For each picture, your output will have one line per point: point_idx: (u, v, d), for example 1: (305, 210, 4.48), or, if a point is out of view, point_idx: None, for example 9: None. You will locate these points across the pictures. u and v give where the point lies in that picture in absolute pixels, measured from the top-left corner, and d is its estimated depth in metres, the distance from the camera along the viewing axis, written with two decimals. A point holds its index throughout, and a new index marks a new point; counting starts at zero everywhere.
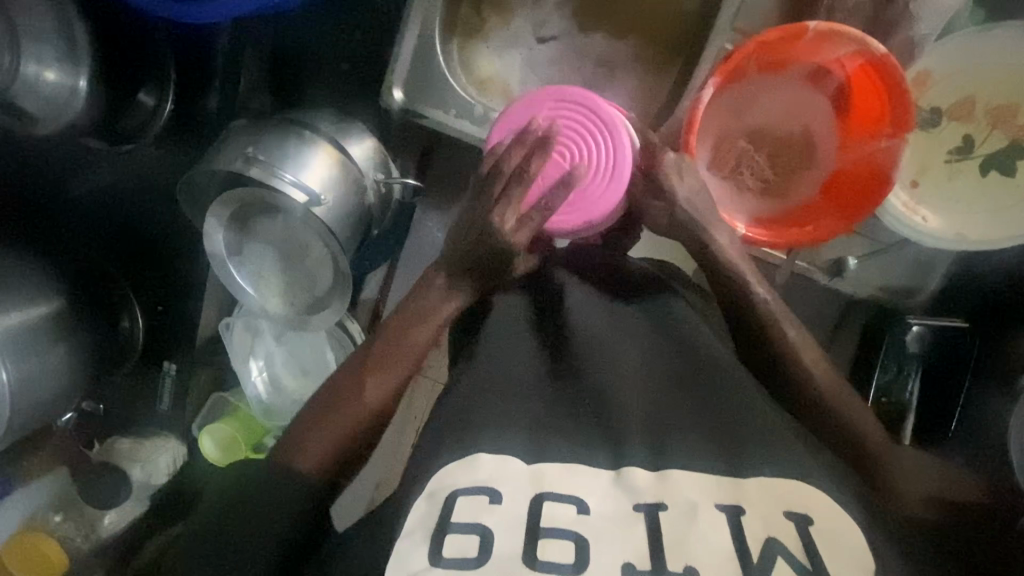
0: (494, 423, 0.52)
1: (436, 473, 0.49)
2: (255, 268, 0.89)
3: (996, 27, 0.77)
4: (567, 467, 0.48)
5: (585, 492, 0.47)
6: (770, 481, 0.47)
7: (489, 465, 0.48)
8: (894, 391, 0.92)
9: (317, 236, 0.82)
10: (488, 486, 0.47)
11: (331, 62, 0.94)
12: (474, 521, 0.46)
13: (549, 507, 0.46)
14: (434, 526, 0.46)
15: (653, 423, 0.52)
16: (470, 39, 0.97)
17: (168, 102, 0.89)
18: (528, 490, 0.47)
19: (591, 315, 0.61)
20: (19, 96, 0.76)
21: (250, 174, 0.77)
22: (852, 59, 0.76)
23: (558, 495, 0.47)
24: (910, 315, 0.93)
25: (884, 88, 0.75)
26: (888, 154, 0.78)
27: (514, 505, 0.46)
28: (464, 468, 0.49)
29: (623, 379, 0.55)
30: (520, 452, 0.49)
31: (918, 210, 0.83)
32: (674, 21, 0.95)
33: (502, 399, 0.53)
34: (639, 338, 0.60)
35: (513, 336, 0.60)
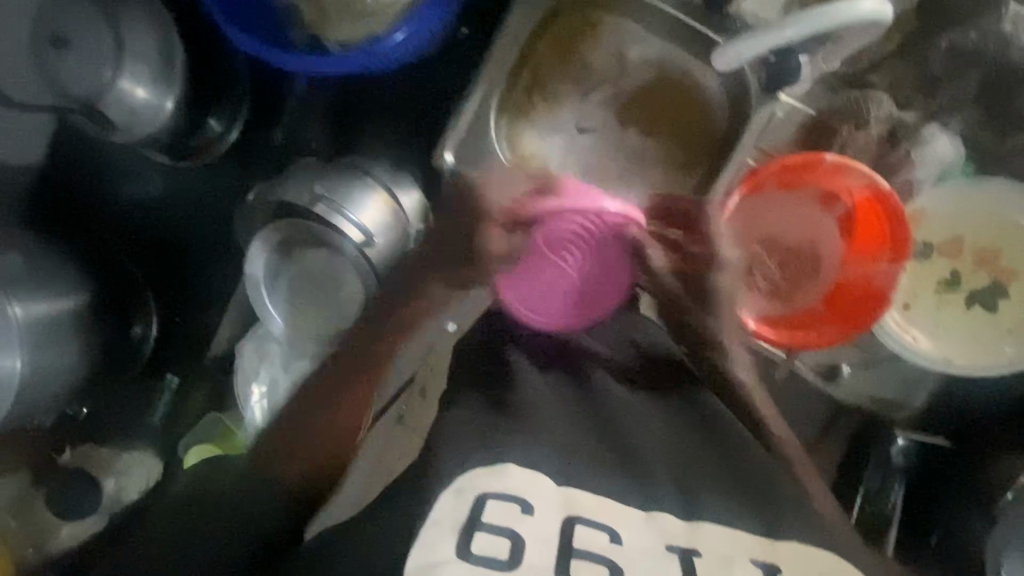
0: (522, 446, 0.53)
1: (463, 472, 0.51)
2: (287, 295, 0.93)
3: (984, 182, 0.88)
4: (599, 497, 0.51)
5: (619, 525, 0.50)
6: (803, 545, 0.52)
7: (518, 476, 0.51)
8: (878, 500, 0.97)
9: (357, 272, 0.86)
10: (517, 494, 0.50)
11: (390, 117, 1.02)
12: (500, 526, 0.48)
13: (581, 530, 0.49)
14: (461, 520, 0.48)
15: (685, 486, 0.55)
16: (519, 118, 1.06)
17: (236, 131, 0.97)
18: (560, 510, 0.50)
19: (620, 384, 0.65)
20: (107, 104, 0.83)
21: (313, 207, 0.84)
22: (860, 192, 0.86)
23: (590, 519, 0.50)
24: (898, 428, 1.00)
25: (885, 220, 0.86)
26: (885, 276, 0.88)
27: (543, 515, 0.49)
28: (491, 474, 0.51)
29: (643, 440, 0.58)
30: (552, 469, 0.52)
31: (910, 329, 0.91)
32: (703, 131, 1.06)
33: (513, 432, 0.54)
34: (670, 409, 0.63)
35: (535, 377, 0.62)
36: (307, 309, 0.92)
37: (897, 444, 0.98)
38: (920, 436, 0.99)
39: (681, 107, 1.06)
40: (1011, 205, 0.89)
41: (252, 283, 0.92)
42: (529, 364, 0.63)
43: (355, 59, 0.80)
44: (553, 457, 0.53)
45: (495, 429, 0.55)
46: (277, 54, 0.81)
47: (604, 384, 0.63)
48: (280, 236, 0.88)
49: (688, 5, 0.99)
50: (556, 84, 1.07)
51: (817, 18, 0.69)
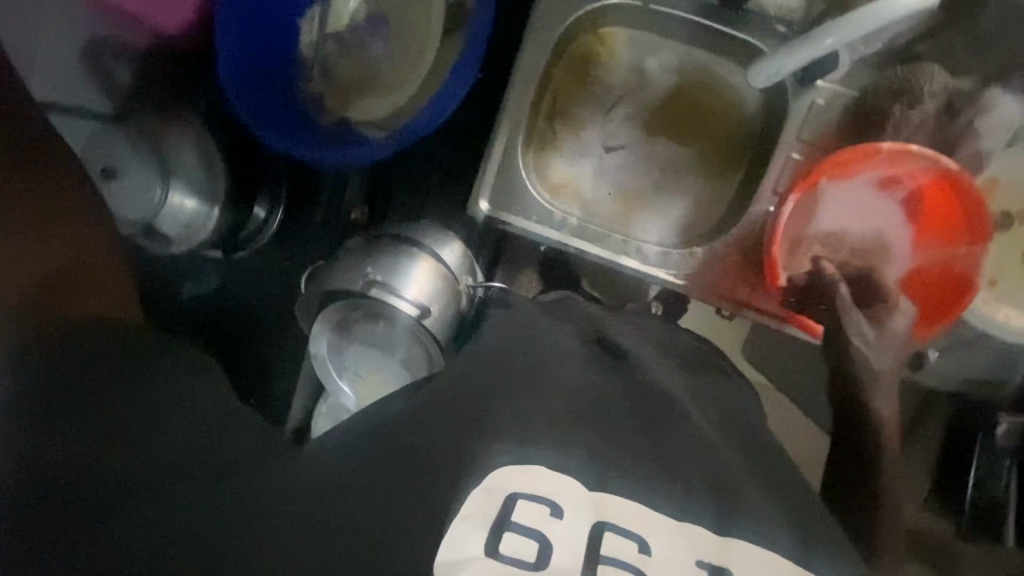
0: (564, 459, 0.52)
1: (495, 468, 0.50)
2: (354, 369, 0.94)
3: None
4: (626, 505, 0.52)
5: (649, 534, 0.51)
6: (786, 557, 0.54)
7: (550, 480, 0.51)
8: (988, 486, 0.92)
9: (415, 340, 0.88)
10: (551, 499, 0.50)
11: (419, 175, 1.03)
12: (534, 526, 0.49)
13: (609, 537, 0.50)
14: (494, 518, 0.48)
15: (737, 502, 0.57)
16: (545, 149, 1.05)
17: (278, 214, 0.98)
18: (591, 515, 0.50)
19: (665, 378, 0.72)
20: (161, 223, 0.88)
21: (370, 293, 0.86)
22: (925, 174, 0.81)
23: (618, 528, 0.51)
24: (1000, 411, 0.92)
25: (959, 200, 0.81)
26: (968, 259, 0.82)
27: (575, 521, 0.50)
28: (523, 475, 0.50)
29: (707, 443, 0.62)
30: (584, 474, 0.52)
31: (1000, 309, 0.85)
32: (736, 129, 1.01)
33: (576, 437, 0.54)
34: (708, 410, 0.71)
35: (575, 366, 0.64)
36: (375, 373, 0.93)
37: (1000, 432, 0.90)
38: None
39: (710, 108, 1.02)
40: None
41: (319, 361, 0.94)
42: (574, 350, 0.67)
43: (390, 145, 0.82)
44: (590, 464, 0.53)
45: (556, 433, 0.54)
46: (312, 149, 0.82)
47: (645, 384, 0.67)
48: (336, 315, 0.91)
49: (705, 6, 0.96)
50: (577, 109, 1.05)
51: (886, 6, 0.67)
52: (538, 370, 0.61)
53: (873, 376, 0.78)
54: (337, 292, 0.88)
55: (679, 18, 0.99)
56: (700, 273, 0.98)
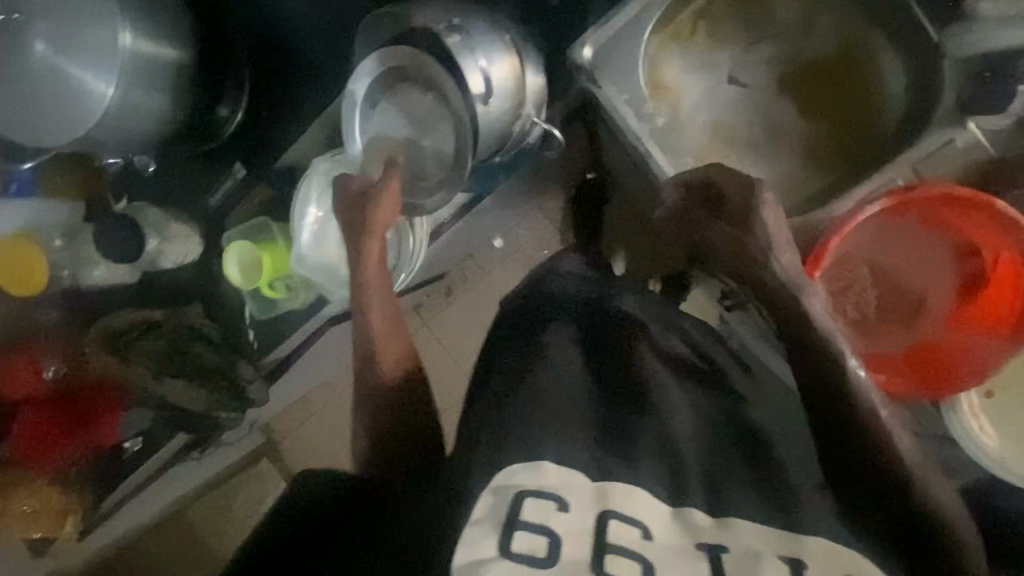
0: (557, 443, 0.60)
1: (501, 475, 0.58)
2: (381, 128, 0.86)
3: None
4: (630, 494, 0.57)
5: (648, 520, 0.56)
6: (828, 541, 0.55)
7: (554, 475, 0.58)
8: None
9: (460, 130, 0.84)
10: (558, 494, 0.56)
11: None
12: (542, 521, 0.54)
13: (616, 523, 0.54)
14: (502, 517, 0.53)
15: (712, 489, 0.61)
16: (672, 43, 0.97)
17: None
18: (594, 504, 0.56)
19: (659, 374, 0.74)
20: None
21: (449, 40, 0.81)
22: (1003, 254, 0.81)
23: (621, 515, 0.55)
24: None
25: (1015, 292, 0.81)
26: (987, 349, 0.81)
27: (581, 513, 0.55)
28: (529, 471, 0.58)
29: (684, 427, 0.68)
30: (586, 467, 0.59)
31: (980, 421, 0.84)
32: (858, 131, 0.94)
33: (559, 425, 0.62)
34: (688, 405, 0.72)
35: (568, 359, 0.73)
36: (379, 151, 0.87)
37: None
38: None
39: (845, 96, 0.95)
40: None
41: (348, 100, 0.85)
42: (569, 369, 0.71)
43: None
44: (586, 449, 0.61)
45: (532, 425, 0.62)
46: None
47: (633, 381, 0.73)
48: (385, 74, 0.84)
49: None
50: (724, 23, 0.97)
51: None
52: (555, 383, 0.68)
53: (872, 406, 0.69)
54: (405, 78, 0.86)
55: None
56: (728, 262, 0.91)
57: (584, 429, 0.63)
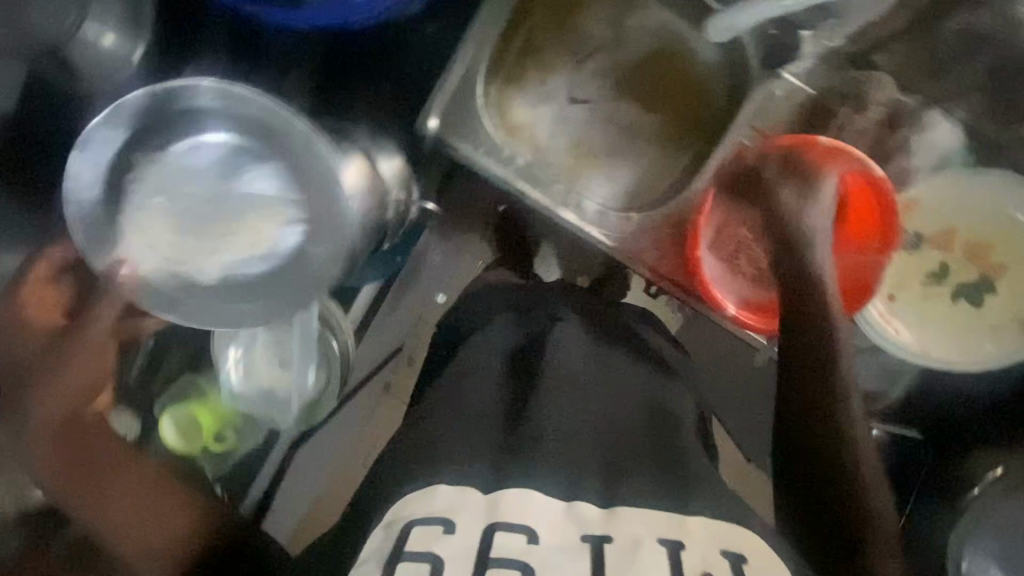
0: (458, 469, 0.63)
1: (398, 504, 0.61)
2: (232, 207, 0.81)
3: (981, 171, 0.85)
4: (518, 501, 0.59)
5: (535, 523, 0.57)
6: (708, 521, 0.59)
7: (445, 497, 0.60)
8: None
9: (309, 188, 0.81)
10: (445, 516, 0.58)
11: (372, 83, 0.99)
12: (423, 549, 0.55)
13: (501, 534, 0.56)
14: (389, 549, 0.56)
15: (609, 478, 0.63)
16: (510, 87, 1.03)
17: (214, 83, 0.93)
18: (483, 520, 0.58)
19: (577, 360, 0.76)
20: (73, 52, 0.78)
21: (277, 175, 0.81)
22: (852, 176, 0.82)
23: (508, 527, 0.57)
24: (874, 421, 0.95)
25: (878, 208, 0.83)
26: (872, 267, 0.85)
27: (463, 538, 0.56)
28: (422, 501, 0.60)
29: (592, 416, 0.70)
30: (480, 484, 0.61)
31: (892, 323, 0.90)
32: (698, 106, 1.01)
33: (465, 449, 0.65)
34: (608, 381, 0.75)
35: (484, 382, 0.75)
36: (260, 213, 0.81)
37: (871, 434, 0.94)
38: (892, 427, 0.95)
39: (677, 80, 1.02)
40: (1010, 199, 0.85)
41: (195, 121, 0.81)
42: (484, 386, 0.75)
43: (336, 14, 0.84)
44: (485, 469, 0.63)
45: (445, 446, 0.66)
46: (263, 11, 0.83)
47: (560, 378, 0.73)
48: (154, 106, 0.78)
49: None
50: (549, 53, 1.03)
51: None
52: (476, 408, 0.71)
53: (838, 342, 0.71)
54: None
55: None
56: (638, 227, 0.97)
57: (492, 454, 0.65)
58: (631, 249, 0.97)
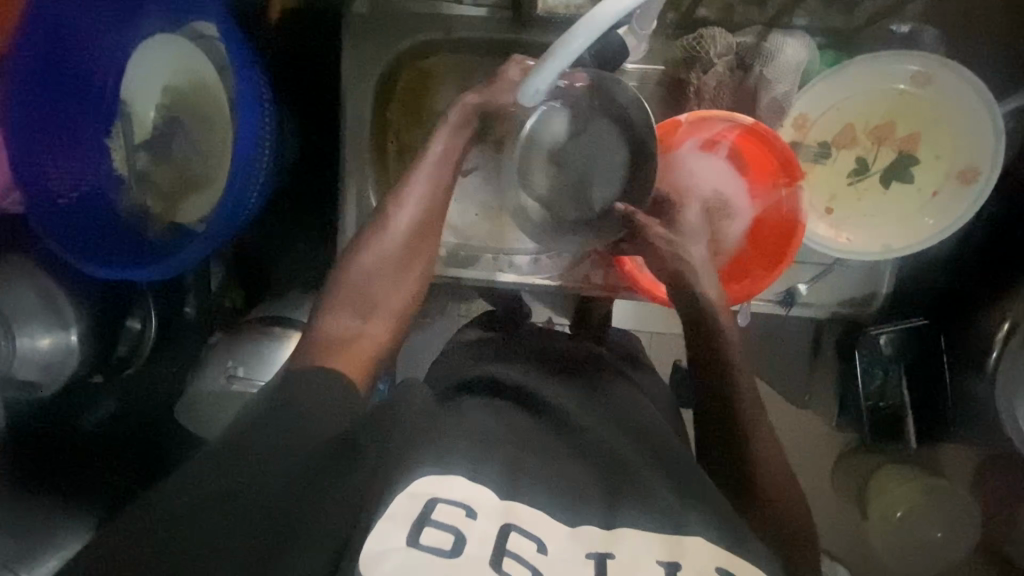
0: (472, 463, 0.55)
1: (418, 478, 0.51)
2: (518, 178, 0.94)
3: (847, 64, 0.83)
4: (535, 511, 0.53)
5: (547, 538, 0.51)
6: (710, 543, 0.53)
7: (467, 487, 0.52)
8: (888, 394, 0.96)
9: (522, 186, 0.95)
10: (467, 503, 0.51)
11: (289, 249, 1.05)
12: (451, 528, 0.49)
13: (515, 535, 0.50)
14: (414, 516, 0.49)
15: (610, 501, 0.57)
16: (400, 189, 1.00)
17: (153, 321, 0.94)
18: (499, 516, 0.51)
19: (560, 394, 0.71)
20: (20, 370, 0.83)
21: (232, 390, 0.86)
22: (731, 130, 0.85)
23: (523, 529, 0.51)
24: (871, 326, 0.96)
25: (768, 149, 0.84)
26: (792, 201, 0.85)
27: (487, 522, 0.50)
28: (441, 482, 0.52)
29: (604, 438, 0.66)
30: (496, 486, 0.54)
31: (843, 233, 0.89)
32: None
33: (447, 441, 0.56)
34: (597, 414, 0.70)
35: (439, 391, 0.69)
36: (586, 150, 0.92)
37: (881, 344, 0.94)
38: (897, 324, 0.94)
39: None
40: (889, 75, 0.84)
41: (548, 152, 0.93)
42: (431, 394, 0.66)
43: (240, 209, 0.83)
44: (497, 468, 0.56)
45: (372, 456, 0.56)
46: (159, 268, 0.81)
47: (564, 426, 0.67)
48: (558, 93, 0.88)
49: (503, 22, 0.95)
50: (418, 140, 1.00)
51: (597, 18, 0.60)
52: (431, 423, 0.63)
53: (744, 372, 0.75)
54: (201, 399, 0.87)
55: (486, 34, 0.95)
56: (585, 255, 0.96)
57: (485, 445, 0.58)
58: (574, 265, 1.00)
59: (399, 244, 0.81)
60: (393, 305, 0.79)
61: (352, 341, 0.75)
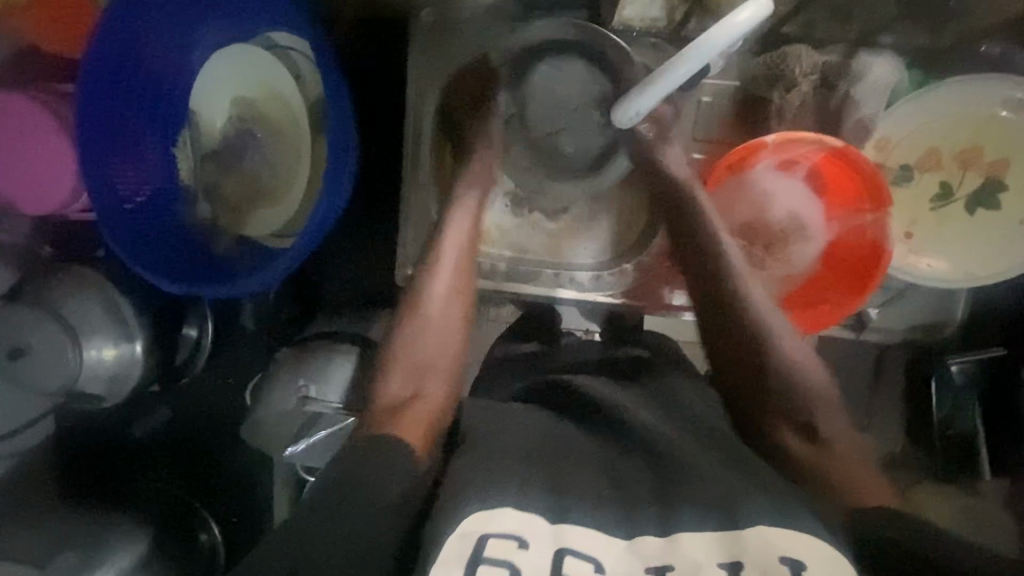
0: (519, 491, 0.56)
1: (470, 515, 0.53)
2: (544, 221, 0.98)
3: (938, 86, 0.81)
4: (587, 531, 0.54)
5: (601, 556, 0.53)
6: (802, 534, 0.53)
7: (517, 519, 0.54)
8: (957, 422, 0.93)
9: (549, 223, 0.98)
10: (518, 534, 0.53)
11: (343, 258, 1.03)
12: (504, 561, 0.50)
13: (570, 561, 0.51)
14: (466, 556, 0.50)
15: (660, 500, 0.58)
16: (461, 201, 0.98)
17: (210, 327, 0.95)
18: (551, 543, 0.53)
19: (617, 395, 0.71)
20: (85, 382, 0.81)
21: (306, 409, 0.84)
22: (815, 153, 0.82)
23: (580, 553, 0.52)
24: (948, 355, 0.94)
25: (855, 172, 0.81)
26: (877, 226, 0.82)
27: (538, 552, 0.51)
28: (493, 516, 0.53)
29: (670, 440, 0.65)
30: (543, 511, 0.55)
31: (923, 259, 0.87)
32: None
33: (493, 488, 0.56)
34: (665, 420, 0.69)
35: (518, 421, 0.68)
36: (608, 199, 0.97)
37: (954, 373, 0.92)
38: (973, 354, 0.92)
39: None
40: (981, 98, 0.82)
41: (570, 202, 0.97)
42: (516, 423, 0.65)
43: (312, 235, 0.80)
44: (546, 495, 0.56)
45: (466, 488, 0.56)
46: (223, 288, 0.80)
47: (638, 434, 0.66)
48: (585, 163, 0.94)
49: None
50: None
51: (702, 48, 0.63)
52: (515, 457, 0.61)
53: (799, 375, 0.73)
54: (267, 417, 0.86)
55: None
56: (656, 257, 0.95)
57: (541, 472, 0.59)
58: (636, 283, 0.96)
59: (438, 315, 0.77)
60: (443, 366, 0.75)
61: (417, 402, 0.70)
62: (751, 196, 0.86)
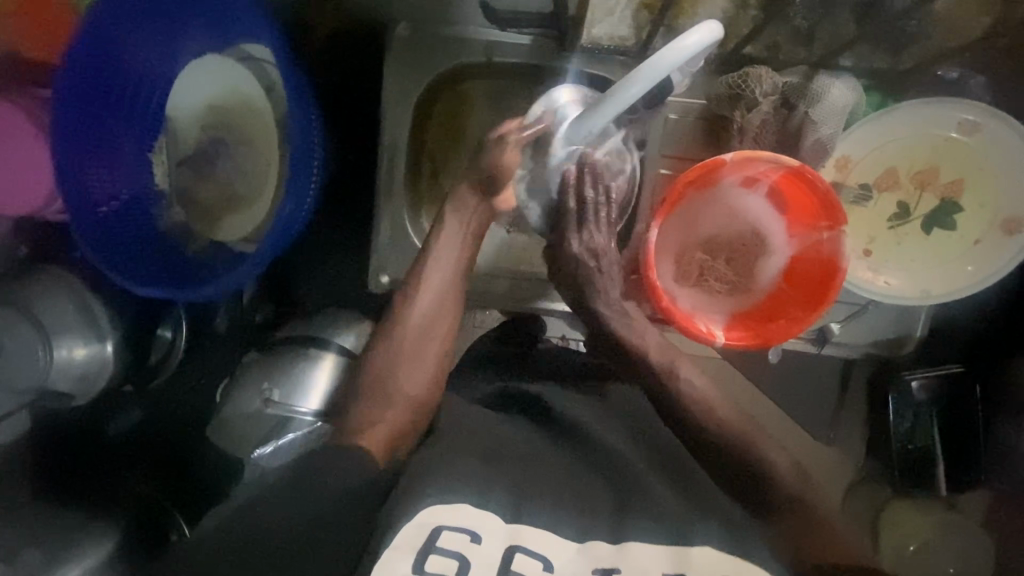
0: (478, 493, 0.57)
1: (426, 506, 0.54)
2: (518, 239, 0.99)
3: (895, 109, 0.83)
4: (539, 530, 0.55)
5: (553, 554, 0.54)
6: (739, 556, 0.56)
7: (472, 513, 0.55)
8: (917, 437, 0.94)
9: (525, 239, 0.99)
10: (472, 529, 0.54)
11: (319, 264, 1.05)
12: (455, 554, 0.52)
13: (519, 558, 0.53)
14: (417, 546, 0.52)
15: (617, 519, 0.59)
16: (434, 210, 1.00)
17: (184, 331, 0.95)
18: (503, 540, 0.54)
19: (580, 407, 0.74)
20: (55, 380, 0.82)
21: (268, 412, 0.87)
22: (774, 171, 0.83)
23: (528, 550, 0.53)
24: (907, 371, 0.95)
25: (810, 189, 0.82)
26: (831, 244, 0.83)
27: (490, 545, 0.53)
28: (447, 510, 0.55)
29: (620, 445, 0.69)
30: (500, 509, 0.56)
31: (881, 276, 0.88)
32: None
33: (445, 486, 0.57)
34: (618, 430, 0.72)
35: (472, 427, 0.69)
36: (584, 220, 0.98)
37: (914, 388, 0.93)
38: (931, 371, 0.93)
39: None
40: (936, 122, 0.84)
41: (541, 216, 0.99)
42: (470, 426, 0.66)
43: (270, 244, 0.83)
44: (507, 493, 0.58)
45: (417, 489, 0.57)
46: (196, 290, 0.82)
47: (597, 446, 0.68)
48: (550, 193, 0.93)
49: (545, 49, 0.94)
50: (453, 163, 1.00)
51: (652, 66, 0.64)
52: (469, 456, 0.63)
53: (745, 440, 0.72)
54: (235, 420, 0.88)
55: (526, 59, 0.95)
56: None
57: (497, 482, 0.59)
58: None
59: (417, 324, 0.77)
60: (413, 386, 0.74)
61: (385, 415, 0.72)
62: (720, 217, 0.90)
